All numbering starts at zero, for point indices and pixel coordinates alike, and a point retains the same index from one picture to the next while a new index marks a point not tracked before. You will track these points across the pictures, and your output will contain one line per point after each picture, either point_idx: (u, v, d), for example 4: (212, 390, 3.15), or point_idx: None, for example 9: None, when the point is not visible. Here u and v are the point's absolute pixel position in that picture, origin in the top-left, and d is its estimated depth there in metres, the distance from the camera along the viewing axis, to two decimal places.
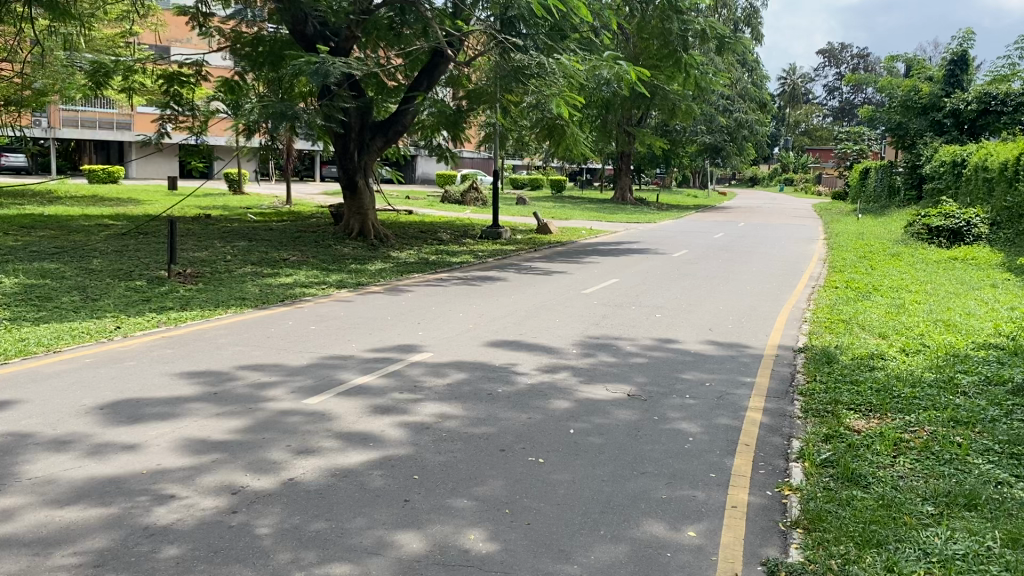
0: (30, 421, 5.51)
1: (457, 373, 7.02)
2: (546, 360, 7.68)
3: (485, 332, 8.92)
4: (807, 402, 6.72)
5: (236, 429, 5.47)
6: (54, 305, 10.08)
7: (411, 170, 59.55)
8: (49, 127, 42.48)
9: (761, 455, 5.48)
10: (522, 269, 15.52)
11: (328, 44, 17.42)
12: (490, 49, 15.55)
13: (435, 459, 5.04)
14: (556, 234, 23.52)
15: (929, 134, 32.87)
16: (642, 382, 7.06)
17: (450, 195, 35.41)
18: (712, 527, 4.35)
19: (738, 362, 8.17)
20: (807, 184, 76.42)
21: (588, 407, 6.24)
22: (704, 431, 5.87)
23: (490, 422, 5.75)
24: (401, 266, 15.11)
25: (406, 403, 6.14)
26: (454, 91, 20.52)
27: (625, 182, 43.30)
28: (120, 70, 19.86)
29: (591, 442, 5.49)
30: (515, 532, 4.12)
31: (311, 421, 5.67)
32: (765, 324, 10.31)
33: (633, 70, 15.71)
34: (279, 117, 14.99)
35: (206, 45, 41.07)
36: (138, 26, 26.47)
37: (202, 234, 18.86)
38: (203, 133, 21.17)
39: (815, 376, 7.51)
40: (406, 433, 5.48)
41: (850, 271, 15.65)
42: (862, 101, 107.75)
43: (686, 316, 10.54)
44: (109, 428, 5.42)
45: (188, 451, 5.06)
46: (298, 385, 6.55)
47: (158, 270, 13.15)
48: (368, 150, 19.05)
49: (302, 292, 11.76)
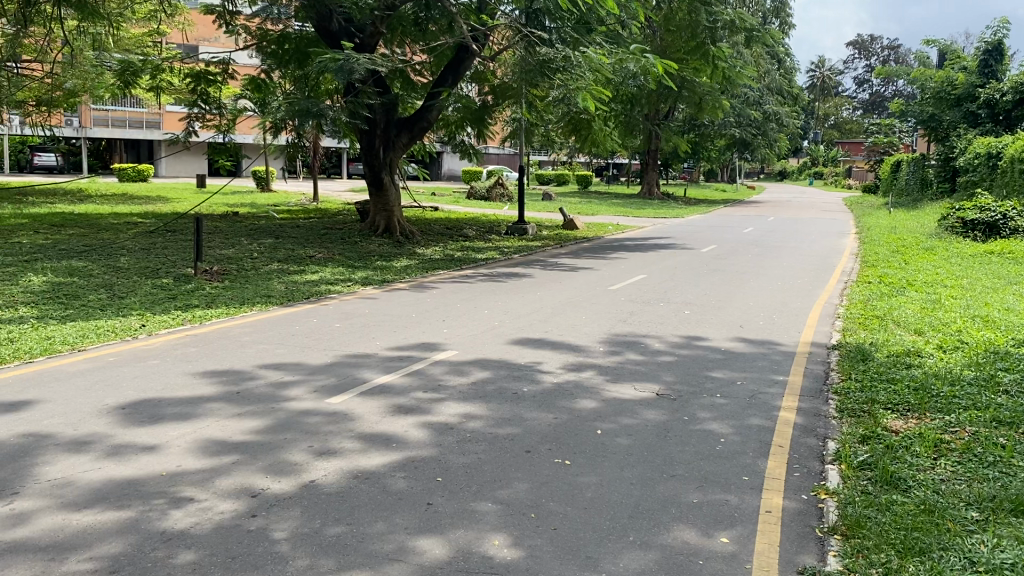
0: (52, 421, 5.48)
1: (480, 372, 6.90)
2: (572, 359, 7.53)
3: (510, 329, 8.80)
4: (841, 401, 6.51)
5: (256, 430, 5.39)
6: (81, 304, 10.11)
7: (437, 166, 59.51)
8: (79, 126, 43.07)
9: (795, 457, 5.31)
10: (548, 265, 15.37)
11: (353, 40, 17.54)
12: (516, 43, 15.59)
13: (458, 461, 4.92)
14: (582, 230, 23.42)
15: (963, 125, 32.25)
16: (670, 381, 6.88)
17: (476, 191, 35.34)
18: (746, 533, 4.19)
19: (770, 360, 7.96)
20: (838, 179, 75.69)
21: (616, 406, 6.10)
22: (736, 432, 5.69)
23: (515, 423, 5.62)
24: (427, 263, 15.07)
25: (429, 403, 6.03)
26: (480, 88, 20.39)
27: (652, 177, 42.98)
28: (148, 69, 19.93)
29: (618, 443, 5.34)
30: (540, 538, 3.99)
31: (333, 421, 5.58)
32: (797, 320, 10.11)
33: (661, 63, 15.35)
34: (305, 114, 14.97)
35: (234, 46, 41.75)
36: (166, 26, 26.67)
37: (230, 231, 18.93)
38: (231, 131, 21.26)
39: (850, 375, 7.30)
40: (430, 434, 5.36)
41: (883, 266, 15.31)
42: (892, 93, 106.18)
43: (715, 313, 10.33)
44: (129, 428, 5.37)
45: (206, 452, 4.99)
46: (320, 385, 6.46)
47: (185, 268, 13.20)
48: (393, 147, 18.96)
49: (327, 289, 11.72)
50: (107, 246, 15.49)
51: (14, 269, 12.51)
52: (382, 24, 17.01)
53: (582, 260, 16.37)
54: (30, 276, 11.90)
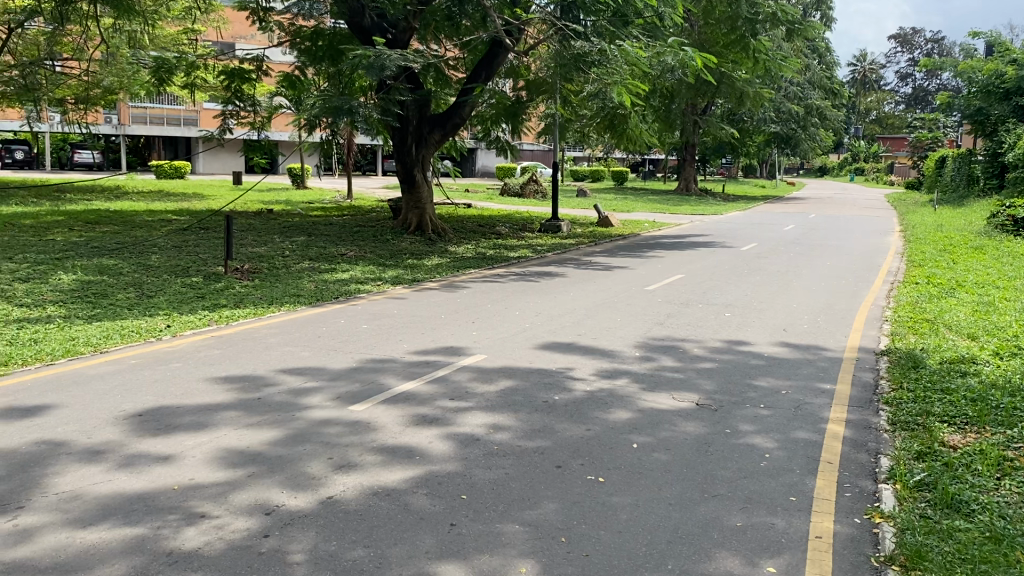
0: (65, 428, 5.31)
1: (509, 380, 6.61)
2: (605, 365, 7.22)
3: (541, 333, 8.51)
4: (893, 413, 6.11)
5: (274, 441, 5.16)
6: (109, 302, 10.03)
7: (471, 163, 59.30)
8: (118, 123, 43.62)
9: (846, 475, 4.93)
10: (582, 263, 15.06)
11: (385, 36, 17.27)
12: (550, 37, 15.27)
13: (485, 476, 4.65)
14: (618, 227, 23.05)
15: (1012, 120, 31.25)
16: (709, 391, 6.54)
17: (510, 188, 35.09)
18: (794, 562, 3.85)
19: (816, 367, 7.56)
20: (879, 175, 74.20)
21: (652, 417, 5.78)
22: (781, 447, 5.33)
23: (545, 434, 5.33)
24: (459, 262, 14.71)
25: (454, 413, 5.75)
26: (514, 83, 20.16)
27: (689, 173, 42.40)
28: (182, 66, 19.86)
29: (655, 459, 5.02)
30: (571, 566, 3.69)
31: (353, 432, 5.34)
32: (843, 324, 9.66)
33: (700, 56, 14.84)
34: (337, 111, 14.78)
35: (269, 43, 42.13)
36: (201, 23, 26.72)
37: (262, 228, 18.81)
38: (264, 128, 21.16)
39: (902, 383, 6.88)
40: (454, 447, 5.10)
41: (931, 266, 14.73)
42: (935, 87, 103.99)
43: (757, 315, 9.94)
44: (143, 438, 5.17)
45: (222, 464, 4.76)
46: (341, 392, 6.23)
47: (216, 266, 13.07)
48: (426, 143, 18.72)
49: (356, 288, 11.52)
50: (139, 243, 15.46)
51: (46, 267, 12.45)
52: (414, 19, 16.99)
53: (617, 259, 15.96)
54: (61, 275, 11.84)
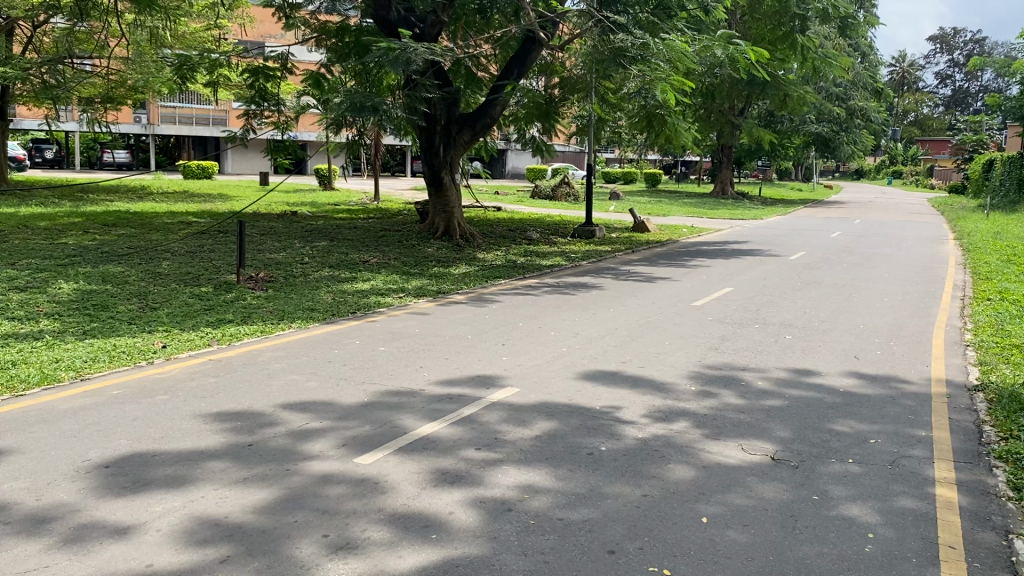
0: (15, 484, 4.42)
1: (547, 422, 5.60)
2: (657, 403, 6.17)
3: (580, 359, 7.51)
4: (1014, 474, 4.99)
5: (260, 508, 4.20)
6: (106, 316, 9.16)
7: (502, 164, 58.71)
8: (147, 123, 43.54)
9: (977, 566, 3.86)
10: (621, 273, 14.06)
11: (413, 31, 16.29)
12: (589, 30, 14.12)
13: (517, 567, 3.65)
14: (654, 231, 22.01)
15: None
16: (786, 438, 5.50)
17: (540, 190, 33.95)
18: None
19: (902, 407, 6.44)
20: (918, 180, 72.39)
21: (722, 478, 4.75)
22: (887, 523, 4.28)
23: (591, 503, 4.32)
24: (488, 270, 13.80)
25: (482, 468, 4.77)
26: (548, 81, 19.45)
27: (725, 175, 41.14)
28: (205, 65, 18.84)
29: (731, 539, 4.00)
30: None
31: (359, 494, 4.38)
32: (921, 351, 8.52)
33: (752, 49, 13.84)
34: (360, 110, 13.90)
35: (297, 43, 41.61)
36: (229, 22, 25.93)
37: (283, 232, 17.95)
38: (290, 128, 20.19)
39: (1012, 431, 5.75)
40: (483, 518, 4.12)
41: (1000, 279, 13.51)
42: (978, 88, 101.13)
43: (821, 339, 8.82)
44: (104, 501, 4.23)
45: (192, 541, 3.81)
46: (350, 436, 5.27)
47: (229, 274, 12.27)
48: (453, 143, 17.68)
49: (376, 300, 10.61)
50: (151, 248, 14.66)
51: (48, 275, 11.66)
52: (443, 11, 15.82)
53: (659, 268, 14.94)
54: (61, 283, 11.06)
